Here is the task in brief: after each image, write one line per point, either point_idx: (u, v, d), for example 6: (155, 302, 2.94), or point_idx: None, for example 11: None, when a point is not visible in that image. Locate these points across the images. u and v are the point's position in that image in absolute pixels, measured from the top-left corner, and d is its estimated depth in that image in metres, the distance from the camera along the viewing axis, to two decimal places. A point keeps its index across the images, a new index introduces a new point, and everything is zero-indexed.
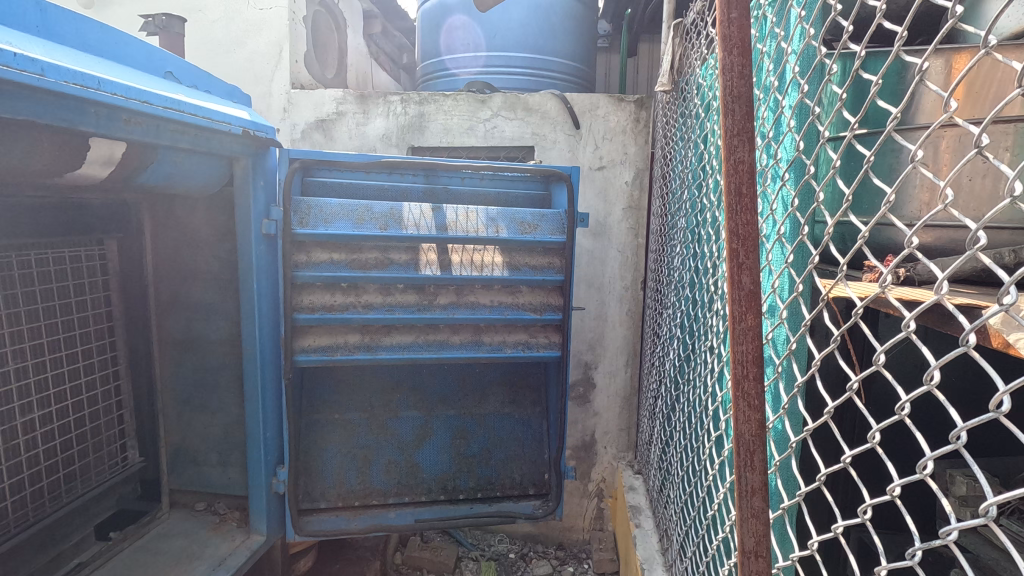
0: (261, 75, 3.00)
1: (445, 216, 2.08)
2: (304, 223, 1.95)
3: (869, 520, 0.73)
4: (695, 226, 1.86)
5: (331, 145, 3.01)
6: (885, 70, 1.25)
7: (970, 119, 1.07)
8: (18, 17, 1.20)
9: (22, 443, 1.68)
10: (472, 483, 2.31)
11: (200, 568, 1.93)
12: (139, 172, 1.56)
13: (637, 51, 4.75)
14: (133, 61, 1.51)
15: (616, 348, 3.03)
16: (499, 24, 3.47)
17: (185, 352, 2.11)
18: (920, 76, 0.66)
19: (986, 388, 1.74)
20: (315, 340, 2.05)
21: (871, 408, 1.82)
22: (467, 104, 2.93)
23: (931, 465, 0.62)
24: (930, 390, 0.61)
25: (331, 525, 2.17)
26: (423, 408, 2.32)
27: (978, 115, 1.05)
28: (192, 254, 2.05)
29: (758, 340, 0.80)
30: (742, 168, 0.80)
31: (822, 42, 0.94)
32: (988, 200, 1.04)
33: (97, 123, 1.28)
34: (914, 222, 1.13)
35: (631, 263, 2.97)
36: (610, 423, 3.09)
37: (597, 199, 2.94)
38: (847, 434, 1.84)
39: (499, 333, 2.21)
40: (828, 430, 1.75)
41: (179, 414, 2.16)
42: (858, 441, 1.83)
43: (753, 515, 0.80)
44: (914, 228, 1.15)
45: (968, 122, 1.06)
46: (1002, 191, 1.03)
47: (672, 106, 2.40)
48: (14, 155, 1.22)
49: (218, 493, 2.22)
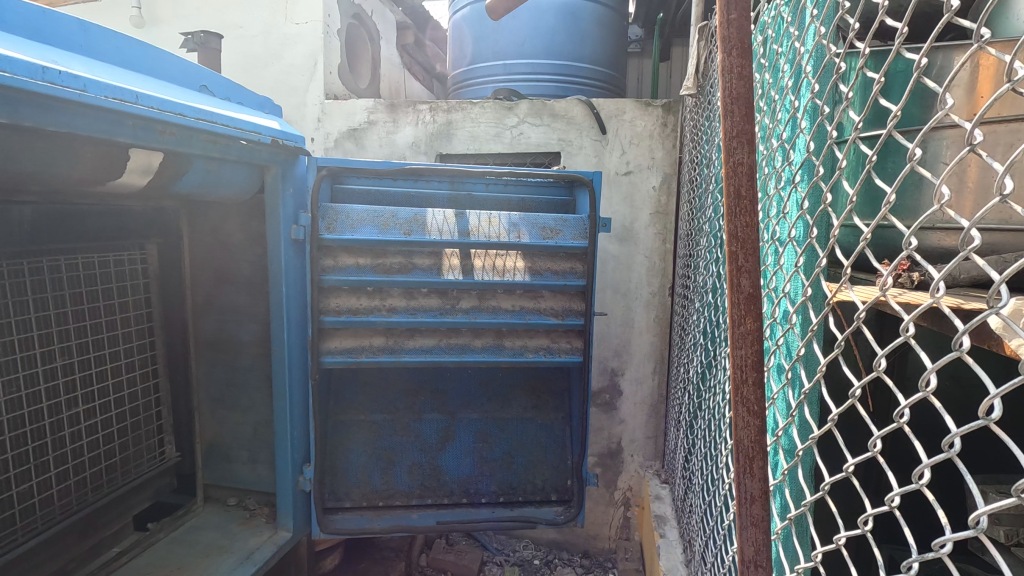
0: (296, 86, 3.12)
1: (468, 221, 2.12)
2: (332, 229, 2.02)
3: (870, 532, 0.70)
4: (718, 232, 1.85)
5: (362, 153, 3.09)
6: (887, 69, 1.28)
7: (966, 116, 1.09)
8: (63, 39, 1.30)
9: (67, 435, 1.78)
10: (494, 487, 2.32)
11: (228, 560, 2.00)
12: (174, 180, 1.65)
13: (670, 55, 4.72)
14: (170, 75, 1.59)
15: (643, 355, 2.99)
16: (527, 32, 3.50)
17: (219, 353, 2.21)
18: (920, 73, 0.63)
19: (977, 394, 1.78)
20: (341, 342, 2.11)
21: (874, 417, 1.79)
22: (494, 111, 2.97)
23: (929, 474, 0.59)
24: (926, 396, 0.59)
25: (355, 523, 2.21)
26: (446, 411, 2.35)
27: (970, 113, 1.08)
28: (227, 258, 2.15)
29: (757, 344, 0.78)
30: (741, 170, 0.79)
31: (833, 40, 0.91)
32: (980, 199, 1.06)
33: (134, 134, 1.36)
34: (913, 223, 1.18)
35: (658, 269, 2.93)
36: (637, 431, 3.05)
37: (622, 204, 2.92)
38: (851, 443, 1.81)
39: (520, 338, 2.22)
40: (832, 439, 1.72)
41: (213, 411, 2.26)
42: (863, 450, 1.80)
43: (754, 524, 0.77)
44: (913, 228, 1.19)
45: (963, 119, 1.09)
46: (992, 189, 1.05)
47: (698, 108, 2.36)
48: (58, 163, 1.32)
49: (248, 489, 2.30)
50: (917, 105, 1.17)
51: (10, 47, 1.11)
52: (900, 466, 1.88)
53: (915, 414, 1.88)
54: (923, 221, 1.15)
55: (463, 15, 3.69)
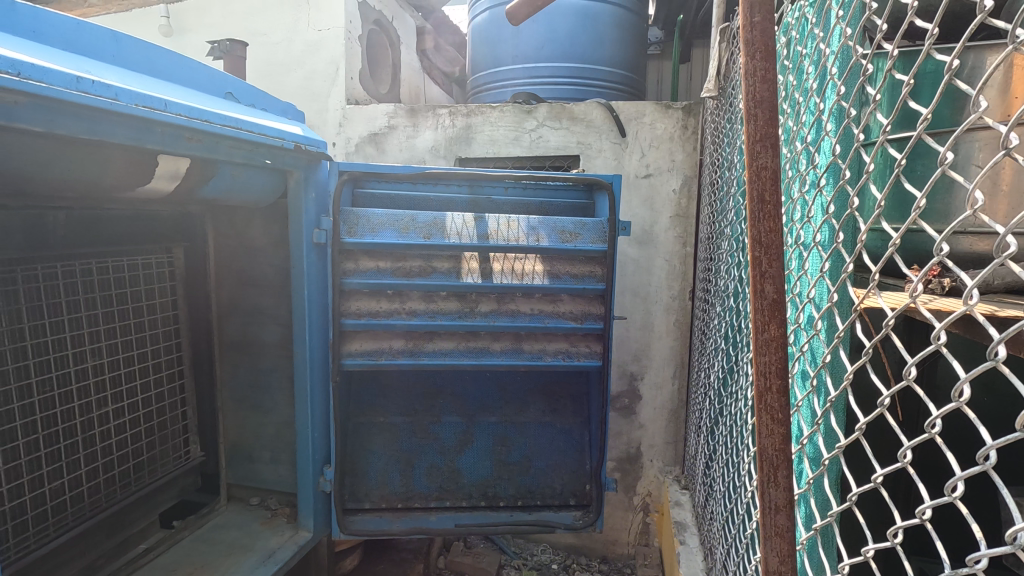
0: (318, 92, 3.17)
1: (487, 225, 2.12)
2: (353, 232, 2.05)
3: (899, 545, 0.68)
4: (740, 236, 1.83)
5: (382, 157, 3.12)
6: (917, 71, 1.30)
7: (1001, 119, 1.07)
8: (95, 49, 1.33)
9: (97, 434, 1.82)
10: (512, 491, 2.32)
11: (251, 559, 2.03)
12: (200, 185, 1.68)
13: (690, 57, 4.69)
14: (197, 83, 1.63)
15: (663, 359, 2.96)
16: (546, 36, 3.51)
17: (243, 355, 2.25)
18: (951, 75, 0.61)
19: (1014, 405, 1.73)
20: (361, 345, 2.14)
21: (904, 426, 1.75)
22: (513, 115, 2.97)
23: (962, 487, 0.57)
24: (959, 407, 0.57)
25: (374, 525, 2.23)
26: (465, 414, 2.36)
27: (1006, 116, 1.06)
28: (251, 262, 2.19)
29: (781, 351, 0.77)
30: (764, 175, 0.78)
31: (860, 41, 0.89)
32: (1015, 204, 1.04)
33: (162, 141, 1.39)
34: (944, 228, 1.17)
35: (679, 273, 2.90)
36: (657, 436, 3.02)
37: (642, 207, 2.90)
38: (879, 453, 1.77)
39: (539, 341, 2.22)
40: (860, 448, 1.69)
41: (236, 412, 2.30)
42: (892, 460, 1.76)
43: (778, 533, 0.76)
44: (944, 233, 1.18)
45: (998, 122, 1.07)
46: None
47: (719, 110, 2.34)
48: (90, 170, 1.36)
49: (270, 489, 2.34)
50: (949, 107, 1.19)
51: (46, 58, 1.14)
52: (931, 477, 1.83)
53: (947, 424, 1.83)
54: (957, 225, 1.13)
55: (483, 20, 3.71)
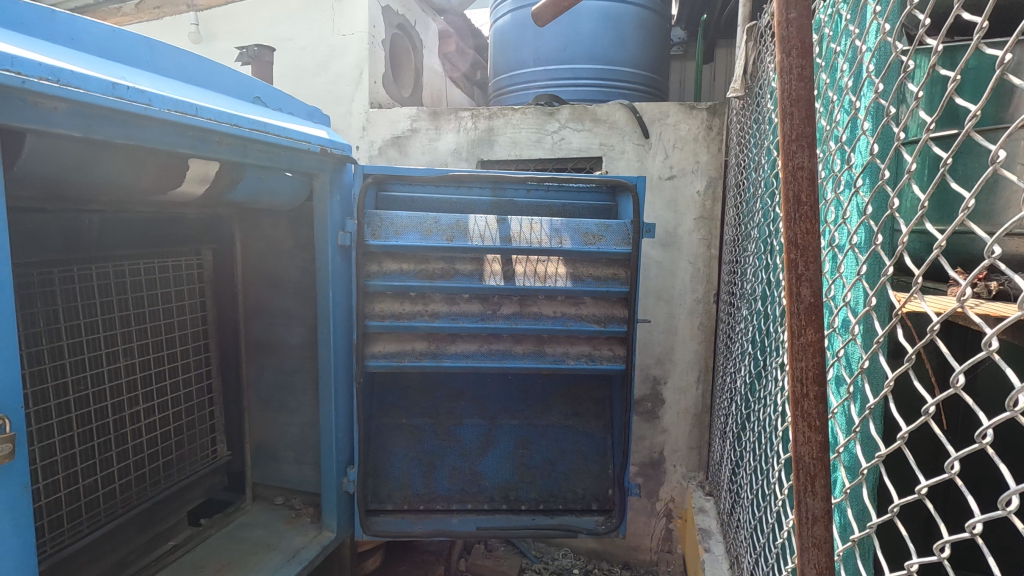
0: (343, 96, 3.21)
1: (510, 227, 2.12)
2: (377, 235, 2.06)
3: (946, 560, 0.65)
4: (768, 237, 1.79)
5: (405, 160, 3.14)
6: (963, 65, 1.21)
7: None
8: (129, 55, 1.35)
9: (129, 432, 1.85)
10: (534, 494, 2.31)
11: (276, 558, 2.05)
12: (229, 188, 1.71)
13: (714, 57, 4.64)
14: (226, 87, 1.65)
15: (687, 363, 2.92)
16: (568, 38, 3.50)
17: (268, 355, 2.28)
18: (1002, 70, 0.59)
19: None
20: (384, 346, 2.15)
21: (952, 437, 1.68)
22: (535, 117, 2.97)
23: (1017, 501, 0.54)
24: (1014, 417, 0.55)
25: (397, 526, 2.24)
26: (487, 416, 2.35)
27: None
28: (277, 264, 2.22)
29: (819, 357, 0.74)
30: (801, 175, 0.75)
31: (899, 36, 0.87)
32: None
33: (193, 145, 1.42)
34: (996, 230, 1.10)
35: (703, 275, 2.86)
36: (680, 440, 2.98)
37: (665, 209, 2.86)
38: (924, 464, 1.70)
39: (562, 344, 2.20)
40: (902, 458, 1.63)
41: (262, 412, 2.33)
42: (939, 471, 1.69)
43: (816, 545, 0.74)
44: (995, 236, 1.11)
45: None
46: None
47: (746, 110, 2.30)
48: (124, 174, 1.39)
49: (294, 489, 2.36)
50: (994, 104, 1.12)
51: (83, 65, 1.17)
52: (982, 491, 1.75)
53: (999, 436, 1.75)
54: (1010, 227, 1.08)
55: (505, 23, 3.72)
